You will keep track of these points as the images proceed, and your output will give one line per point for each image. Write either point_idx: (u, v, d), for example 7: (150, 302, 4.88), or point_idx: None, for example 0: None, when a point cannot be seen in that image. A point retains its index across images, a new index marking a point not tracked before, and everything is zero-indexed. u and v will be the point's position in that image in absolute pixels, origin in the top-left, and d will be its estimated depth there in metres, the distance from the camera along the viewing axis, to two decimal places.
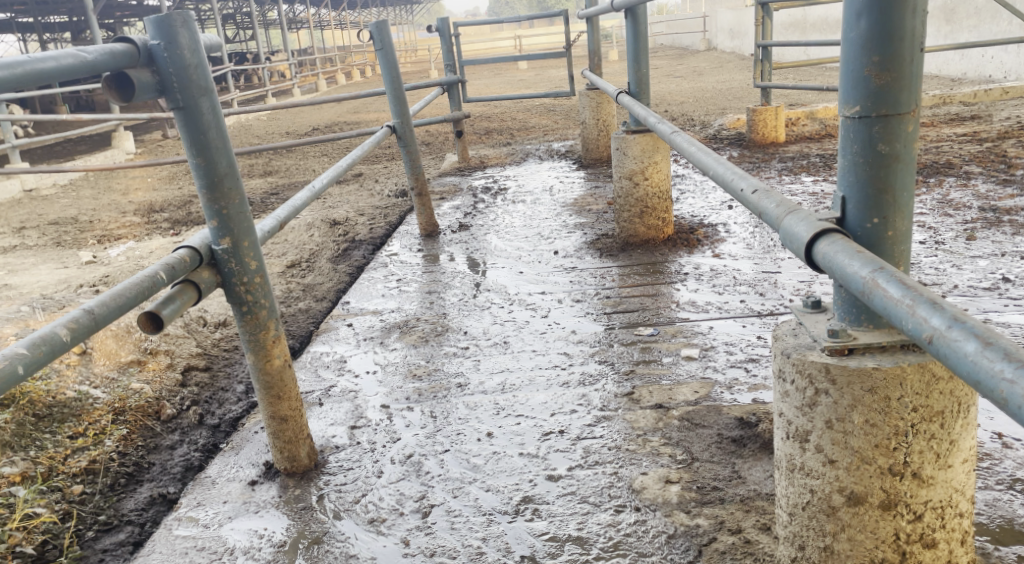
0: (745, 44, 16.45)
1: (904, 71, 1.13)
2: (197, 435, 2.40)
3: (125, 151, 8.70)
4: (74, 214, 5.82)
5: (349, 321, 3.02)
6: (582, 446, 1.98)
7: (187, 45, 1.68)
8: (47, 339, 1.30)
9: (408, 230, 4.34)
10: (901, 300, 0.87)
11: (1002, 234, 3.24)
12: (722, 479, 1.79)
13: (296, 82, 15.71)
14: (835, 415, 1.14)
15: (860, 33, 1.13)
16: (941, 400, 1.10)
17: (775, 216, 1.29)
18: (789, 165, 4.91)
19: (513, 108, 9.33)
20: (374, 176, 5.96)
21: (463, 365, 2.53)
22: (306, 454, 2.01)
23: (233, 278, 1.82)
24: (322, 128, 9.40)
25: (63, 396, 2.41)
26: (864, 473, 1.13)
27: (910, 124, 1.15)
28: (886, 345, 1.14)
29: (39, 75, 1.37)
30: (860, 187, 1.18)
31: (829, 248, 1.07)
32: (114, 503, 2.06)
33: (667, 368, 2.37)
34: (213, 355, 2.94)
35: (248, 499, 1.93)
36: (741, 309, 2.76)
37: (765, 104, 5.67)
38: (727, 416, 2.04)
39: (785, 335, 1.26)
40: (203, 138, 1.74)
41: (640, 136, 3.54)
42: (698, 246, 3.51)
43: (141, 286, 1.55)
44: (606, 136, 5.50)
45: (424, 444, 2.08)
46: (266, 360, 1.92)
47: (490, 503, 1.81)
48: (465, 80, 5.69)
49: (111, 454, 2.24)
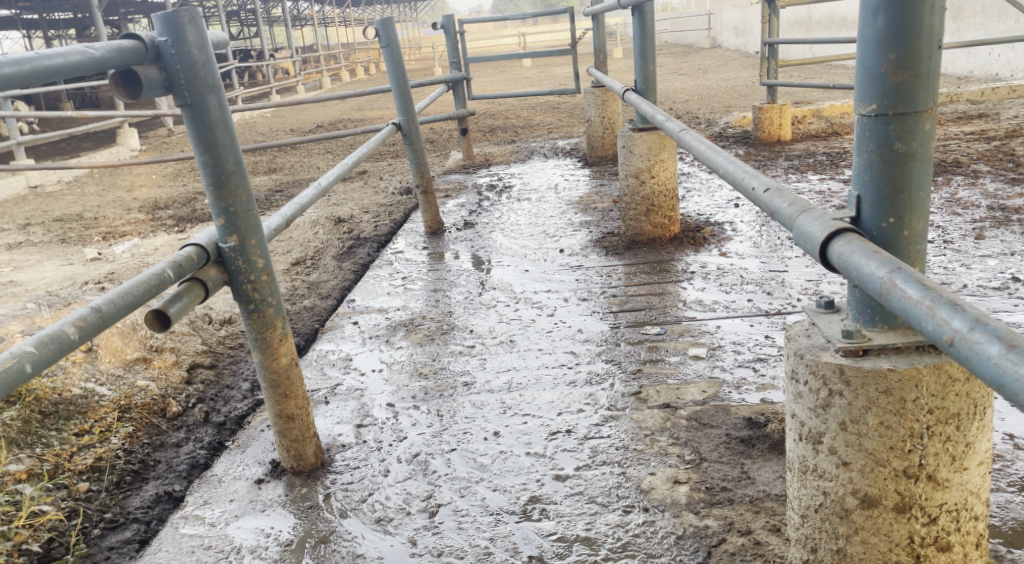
0: (750, 42, 16.40)
1: (921, 69, 1.11)
2: (203, 433, 2.40)
3: (129, 148, 8.70)
4: (79, 210, 5.83)
5: (355, 319, 3.01)
6: (590, 446, 1.97)
7: (195, 42, 1.68)
8: (55, 337, 1.29)
9: (413, 228, 4.33)
10: (920, 301, 0.86)
11: (1012, 234, 3.22)
12: (730, 479, 1.77)
13: (301, 81, 15.71)
14: (849, 417, 1.12)
15: (876, 31, 1.12)
16: (958, 402, 1.09)
17: (788, 215, 1.28)
18: (796, 163, 4.89)
19: (517, 106, 9.32)
20: (379, 173, 5.95)
21: (469, 363, 2.53)
22: (312, 453, 2.00)
23: (239, 276, 1.81)
24: (327, 125, 9.40)
25: (69, 393, 2.41)
26: (878, 476, 1.12)
27: (927, 123, 1.13)
28: (901, 346, 1.12)
29: (47, 72, 1.36)
30: (875, 186, 1.17)
31: (844, 248, 1.06)
32: (119, 500, 2.06)
33: (674, 368, 2.35)
34: (218, 353, 2.93)
35: (254, 497, 1.92)
36: (749, 308, 2.74)
37: (770, 103, 5.66)
38: (735, 415, 2.03)
39: (797, 336, 1.25)
40: (210, 136, 1.73)
41: (647, 134, 3.52)
42: (704, 245, 3.49)
43: (149, 284, 1.54)
44: (611, 133, 5.48)
45: (430, 442, 2.07)
46: (273, 359, 1.92)
47: (497, 503, 1.80)
48: (470, 77, 5.66)
49: (116, 452, 2.23)
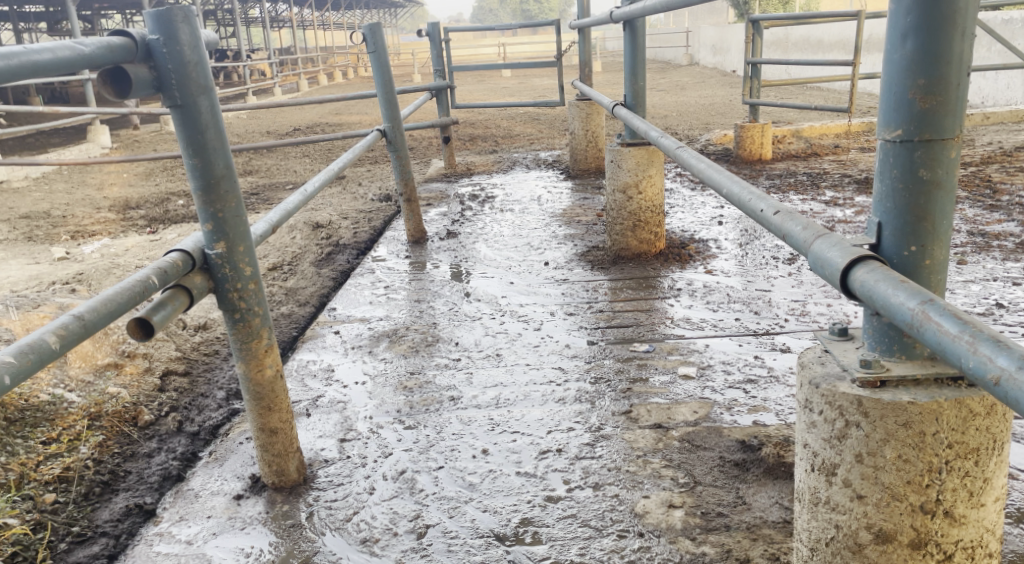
0: (727, 60, 16.61)
1: (950, 95, 1.10)
2: (176, 443, 2.30)
3: (100, 145, 8.53)
4: (46, 208, 5.66)
5: (336, 328, 2.94)
6: (582, 466, 1.93)
7: (187, 41, 1.62)
8: (35, 347, 1.23)
9: (394, 236, 4.26)
10: (959, 336, 0.85)
11: (993, 260, 3.24)
12: (726, 504, 1.74)
13: (278, 82, 15.59)
14: (866, 449, 1.09)
15: (905, 55, 1.10)
16: (977, 437, 1.07)
17: (803, 240, 1.25)
18: (777, 182, 4.92)
19: (497, 116, 9.31)
20: (358, 179, 5.88)
21: (455, 378, 2.47)
22: (295, 468, 1.93)
23: (225, 284, 1.75)
24: (304, 129, 9.30)
25: (37, 400, 2.32)
26: (894, 511, 1.09)
27: (953, 151, 1.12)
28: (920, 377, 1.10)
29: (35, 67, 1.29)
30: (898, 213, 1.15)
31: (867, 276, 1.04)
32: (88, 513, 1.96)
33: (664, 387, 2.31)
34: (192, 360, 2.84)
35: (233, 514, 1.85)
36: (737, 327, 2.72)
37: (752, 121, 5.68)
38: (728, 438, 2.00)
39: (811, 363, 1.22)
40: (201, 139, 1.67)
41: (635, 148, 3.51)
42: (690, 262, 3.47)
43: (133, 292, 1.47)
44: (594, 147, 5.47)
45: (417, 459, 2.01)
46: (257, 370, 1.85)
47: (488, 524, 1.75)
48: (454, 86, 5.62)
49: (85, 461, 2.14)
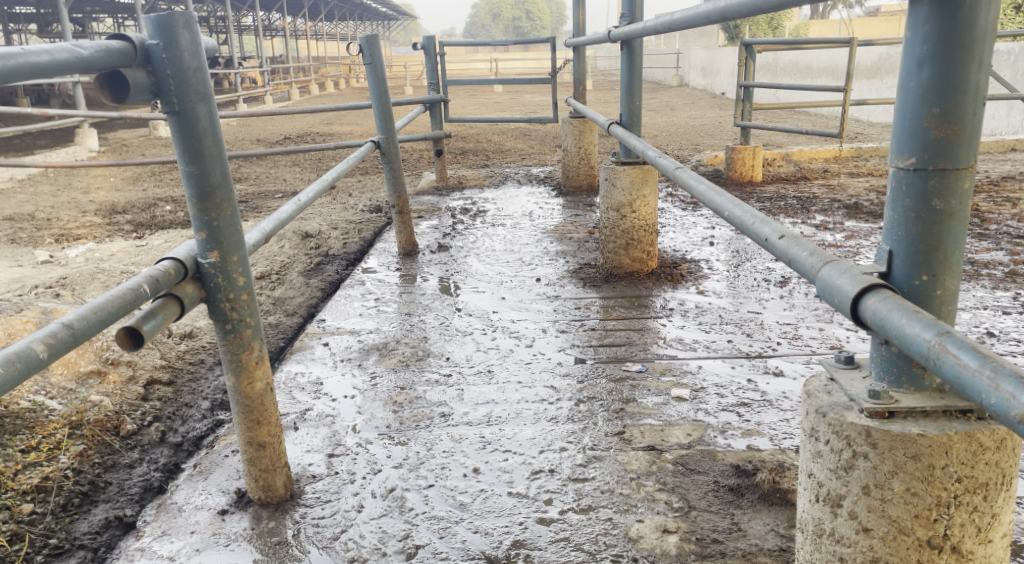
0: (715, 83, 16.80)
1: (964, 124, 1.13)
2: (158, 454, 2.25)
3: (87, 148, 8.48)
4: (30, 210, 5.59)
5: (325, 340, 2.90)
6: (574, 488, 1.90)
7: (188, 47, 1.59)
8: (23, 356, 1.19)
9: (384, 247, 4.23)
10: (979, 370, 0.87)
11: (983, 288, 3.24)
12: (721, 531, 1.72)
13: (268, 91, 15.56)
14: (873, 481, 1.14)
15: (920, 83, 1.14)
16: (987, 471, 1.12)
17: (809, 266, 1.25)
18: (768, 205, 4.93)
19: (487, 131, 9.32)
20: (349, 190, 5.84)
21: (446, 394, 2.43)
22: (283, 484, 1.90)
23: (217, 294, 1.72)
24: (294, 138, 9.28)
25: (17, 406, 2.27)
26: (900, 544, 1.15)
27: (967, 181, 1.15)
28: (928, 410, 1.15)
29: (32, 68, 1.26)
30: (909, 242, 1.19)
31: (881, 306, 1.05)
32: (67, 525, 1.90)
33: (657, 408, 2.29)
34: (177, 368, 2.79)
35: (217, 530, 1.81)
36: (730, 350, 2.71)
37: (743, 143, 5.70)
38: (722, 462, 1.98)
39: (817, 391, 1.26)
40: (197, 146, 1.64)
41: (630, 167, 3.49)
42: (682, 281, 3.46)
43: (124, 299, 1.43)
44: (587, 163, 5.45)
45: (407, 477, 1.98)
46: (247, 383, 1.81)
47: (478, 546, 1.72)
48: (447, 100, 5.59)
49: (65, 472, 2.08)
